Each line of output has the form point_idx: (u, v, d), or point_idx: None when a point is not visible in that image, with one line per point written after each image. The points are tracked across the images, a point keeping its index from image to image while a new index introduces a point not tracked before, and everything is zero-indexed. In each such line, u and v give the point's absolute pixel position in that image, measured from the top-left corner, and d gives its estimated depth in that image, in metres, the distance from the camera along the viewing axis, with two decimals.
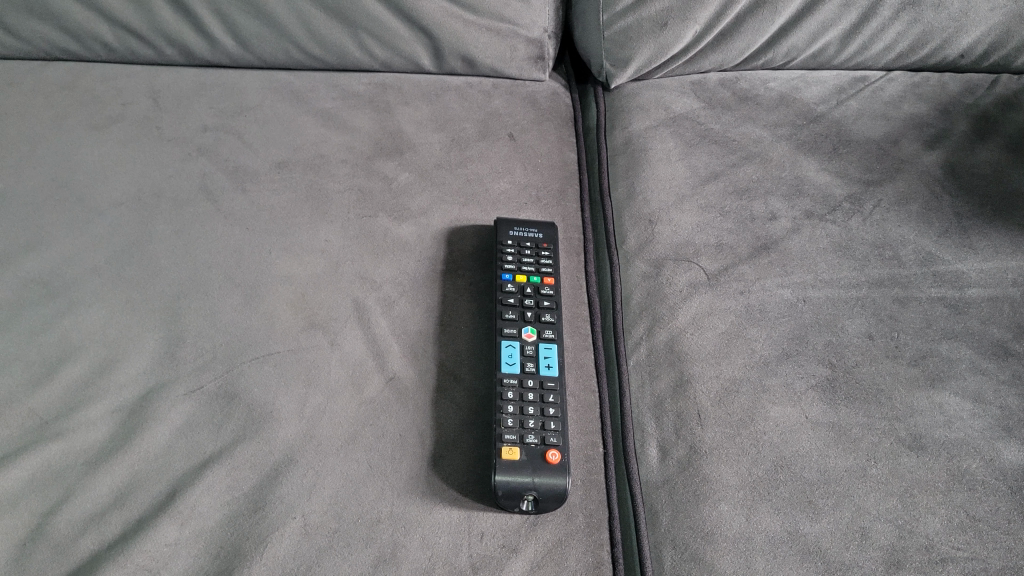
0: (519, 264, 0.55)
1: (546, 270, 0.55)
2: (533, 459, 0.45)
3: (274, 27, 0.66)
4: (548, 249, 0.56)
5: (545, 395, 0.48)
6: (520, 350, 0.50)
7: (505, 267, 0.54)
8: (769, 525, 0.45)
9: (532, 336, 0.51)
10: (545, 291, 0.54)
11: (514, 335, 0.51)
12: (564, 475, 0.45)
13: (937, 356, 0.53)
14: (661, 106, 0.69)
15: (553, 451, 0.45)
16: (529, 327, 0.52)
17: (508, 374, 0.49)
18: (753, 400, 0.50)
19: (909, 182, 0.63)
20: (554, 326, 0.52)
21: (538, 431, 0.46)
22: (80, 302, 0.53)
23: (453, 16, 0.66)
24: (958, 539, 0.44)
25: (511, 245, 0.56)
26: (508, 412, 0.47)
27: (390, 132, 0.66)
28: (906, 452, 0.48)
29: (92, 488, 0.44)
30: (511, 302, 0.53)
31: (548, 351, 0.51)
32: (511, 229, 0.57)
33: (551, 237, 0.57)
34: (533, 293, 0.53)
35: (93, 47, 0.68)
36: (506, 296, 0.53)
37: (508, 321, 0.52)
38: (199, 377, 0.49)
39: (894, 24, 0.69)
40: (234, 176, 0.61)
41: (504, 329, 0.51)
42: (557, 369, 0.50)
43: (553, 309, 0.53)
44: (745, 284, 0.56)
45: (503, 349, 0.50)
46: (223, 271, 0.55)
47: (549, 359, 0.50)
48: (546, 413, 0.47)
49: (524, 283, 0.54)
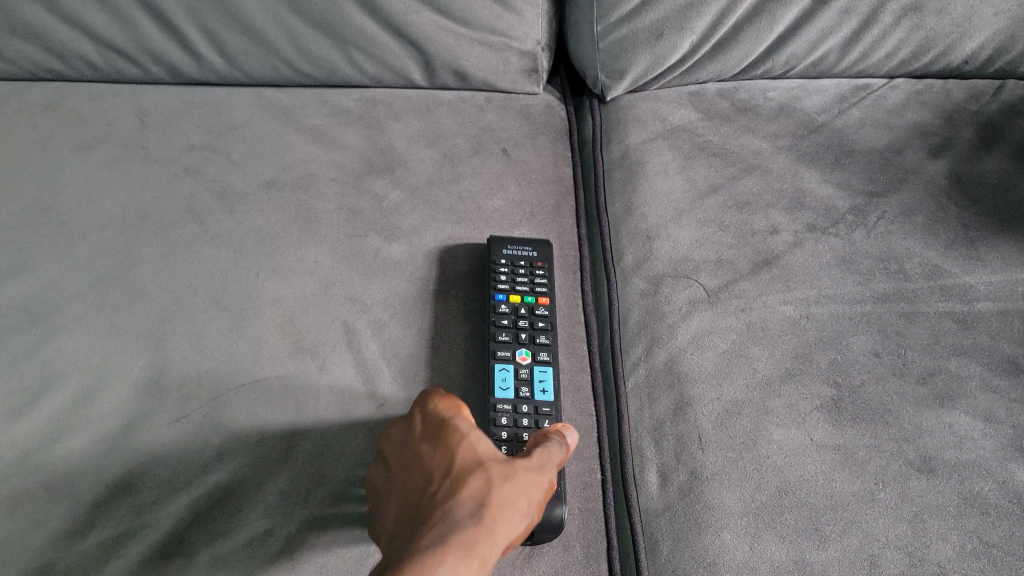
0: (513, 283, 0.53)
1: (540, 289, 0.54)
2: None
3: (261, 43, 0.65)
4: (543, 267, 0.55)
5: (540, 420, 0.47)
6: (513, 374, 0.49)
7: (496, 287, 0.53)
8: (775, 554, 0.43)
9: (526, 359, 0.49)
10: (539, 311, 0.52)
11: (507, 359, 0.49)
12: (560, 504, 0.43)
13: (945, 374, 0.51)
14: (658, 118, 0.67)
15: None
16: (523, 349, 0.50)
17: (501, 400, 0.47)
18: (755, 422, 0.48)
19: (914, 193, 0.62)
20: (548, 348, 0.51)
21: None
22: (62, 329, 0.51)
23: (444, 29, 0.64)
24: (971, 567, 0.43)
25: (504, 264, 0.54)
26: (502, 439, 0.45)
27: (381, 149, 0.65)
28: (915, 475, 0.46)
29: (71, 523, 0.43)
30: (503, 324, 0.51)
31: (543, 373, 0.49)
32: (504, 248, 0.56)
33: (545, 255, 0.56)
34: (528, 315, 0.52)
35: (78, 66, 0.67)
36: (498, 318, 0.52)
37: (502, 344, 0.50)
38: (183, 406, 0.48)
39: (896, 31, 0.67)
40: (222, 197, 0.60)
41: (497, 353, 0.50)
42: (552, 393, 0.48)
43: (548, 330, 0.51)
44: (746, 300, 0.55)
45: (496, 372, 0.48)
46: (209, 295, 0.54)
47: (544, 383, 0.49)
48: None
49: (518, 304, 0.53)
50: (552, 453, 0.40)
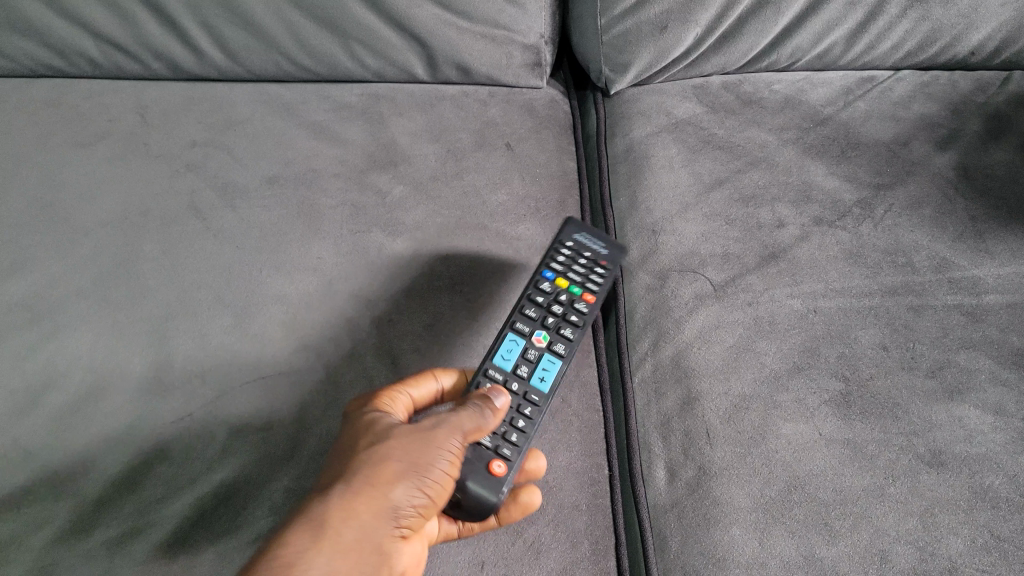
0: (567, 268, 0.53)
1: (590, 284, 0.52)
2: (475, 458, 0.45)
3: (262, 38, 0.64)
4: (603, 270, 0.53)
5: (522, 404, 0.47)
6: (521, 350, 0.49)
7: (550, 264, 0.52)
8: (784, 550, 0.43)
9: (539, 342, 0.49)
10: (578, 305, 0.51)
11: (523, 334, 0.49)
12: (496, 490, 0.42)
13: (954, 367, 0.51)
14: (662, 112, 0.67)
15: (501, 463, 0.44)
16: (542, 331, 0.50)
17: (495, 368, 0.48)
18: (764, 417, 0.48)
19: (921, 185, 0.61)
20: (569, 343, 0.50)
21: (496, 441, 0.45)
22: (64, 326, 0.51)
23: (447, 23, 0.64)
24: (982, 562, 0.42)
25: (568, 249, 0.54)
26: None
27: (384, 144, 0.64)
28: (925, 469, 0.46)
29: (75, 523, 0.43)
30: (537, 299, 0.51)
31: (550, 363, 0.49)
32: (577, 234, 0.54)
33: (613, 259, 0.54)
34: (566, 303, 0.51)
35: (78, 62, 0.67)
36: (537, 291, 0.51)
37: (525, 318, 0.50)
38: (187, 403, 0.48)
39: (902, 22, 0.67)
40: (224, 193, 0.59)
41: (516, 323, 0.49)
42: (547, 385, 0.48)
43: (577, 326, 0.50)
44: (753, 294, 0.54)
45: (506, 341, 0.49)
46: (212, 292, 0.53)
47: (546, 373, 0.48)
48: (513, 423, 0.46)
49: (562, 288, 0.52)
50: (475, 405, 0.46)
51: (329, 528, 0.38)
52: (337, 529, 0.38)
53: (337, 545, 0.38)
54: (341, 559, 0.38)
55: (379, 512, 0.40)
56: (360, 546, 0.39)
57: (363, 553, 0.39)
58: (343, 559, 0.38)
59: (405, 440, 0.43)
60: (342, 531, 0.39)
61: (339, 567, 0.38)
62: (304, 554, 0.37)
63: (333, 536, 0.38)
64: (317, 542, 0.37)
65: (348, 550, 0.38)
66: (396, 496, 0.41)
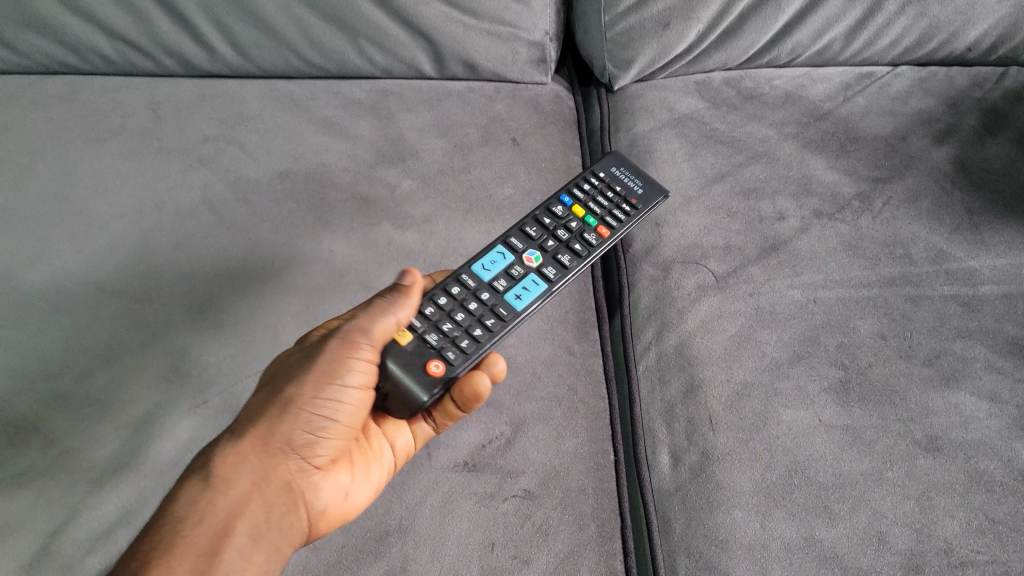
0: (589, 199, 0.55)
1: (608, 218, 0.54)
2: (415, 357, 0.46)
3: (273, 35, 0.66)
4: (631, 206, 0.55)
5: (485, 315, 0.49)
6: (506, 265, 0.51)
7: (572, 191, 0.55)
8: (785, 532, 0.44)
9: (529, 261, 0.51)
10: (586, 235, 0.53)
11: (515, 250, 0.52)
12: (424, 388, 0.44)
13: (951, 355, 0.52)
14: (665, 107, 0.68)
15: (438, 364, 0.45)
16: (535, 253, 0.52)
17: (473, 275, 0.50)
18: (765, 404, 0.49)
19: (918, 179, 0.62)
20: (560, 270, 0.51)
21: (444, 342, 0.47)
22: (82, 316, 0.52)
23: (454, 20, 0.65)
24: (976, 543, 0.44)
25: (598, 183, 0.56)
26: (437, 304, 0.49)
27: (392, 139, 0.65)
28: (922, 454, 0.47)
29: (99, 506, 0.45)
30: (545, 220, 0.53)
31: (530, 284, 0.50)
32: (612, 170, 0.57)
33: (646, 199, 0.55)
34: (574, 230, 0.53)
35: (91, 59, 0.68)
36: (549, 214, 0.54)
37: (523, 237, 0.53)
38: (204, 392, 0.50)
39: (900, 19, 0.68)
40: (236, 187, 0.61)
41: (511, 239, 0.52)
42: (521, 304, 0.49)
43: (576, 255, 0.52)
44: (754, 285, 0.55)
45: (493, 252, 0.51)
46: (226, 283, 0.55)
47: (524, 292, 0.50)
48: (470, 330, 0.48)
49: (575, 216, 0.54)
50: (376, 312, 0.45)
51: (222, 479, 0.40)
52: (233, 479, 0.41)
53: (235, 494, 0.41)
54: (244, 507, 0.41)
55: (278, 447, 0.43)
56: (261, 486, 0.42)
57: (267, 491, 0.42)
58: (246, 507, 0.41)
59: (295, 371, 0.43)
60: (240, 477, 0.41)
61: (241, 514, 0.40)
62: (202, 508, 0.39)
63: (230, 483, 0.41)
64: (211, 496, 0.40)
65: (249, 497, 0.41)
66: (292, 429, 0.43)
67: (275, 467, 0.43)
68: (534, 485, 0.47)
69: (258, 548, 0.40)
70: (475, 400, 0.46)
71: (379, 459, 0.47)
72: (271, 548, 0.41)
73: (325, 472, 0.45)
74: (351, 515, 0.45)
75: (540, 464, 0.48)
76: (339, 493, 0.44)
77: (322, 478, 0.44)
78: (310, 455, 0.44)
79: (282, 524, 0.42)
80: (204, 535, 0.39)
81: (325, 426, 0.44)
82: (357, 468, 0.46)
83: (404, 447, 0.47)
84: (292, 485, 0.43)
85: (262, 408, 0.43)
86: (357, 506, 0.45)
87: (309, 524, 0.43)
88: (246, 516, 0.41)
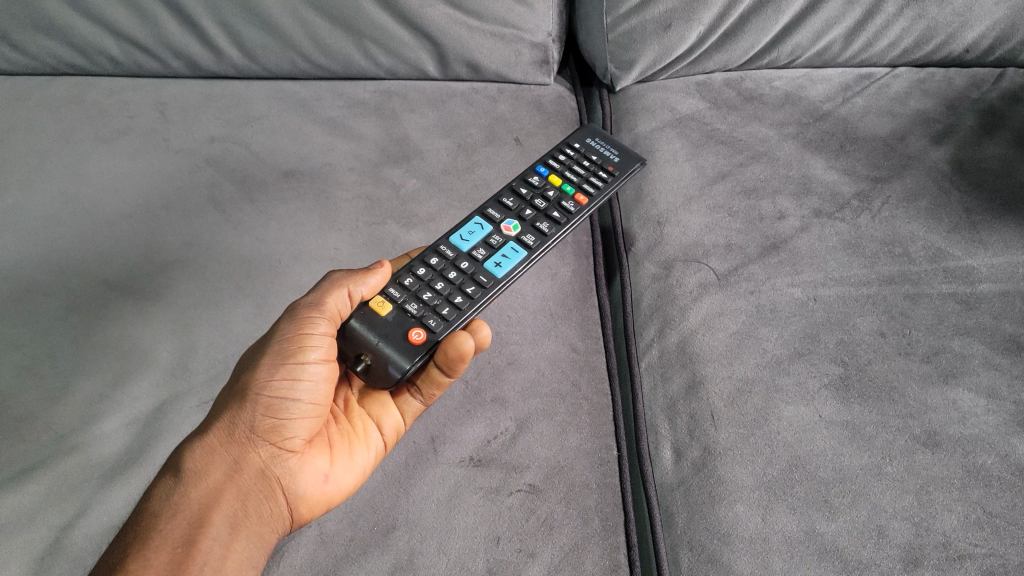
0: (565, 168, 0.58)
1: (584, 185, 0.57)
2: (395, 327, 0.48)
3: (279, 37, 0.66)
4: (607, 173, 0.58)
5: (465, 283, 0.51)
6: (485, 235, 0.54)
7: (548, 161, 0.58)
8: (786, 525, 0.45)
9: (509, 231, 0.54)
10: (565, 203, 0.56)
11: (493, 221, 0.54)
12: (407, 353, 0.47)
13: (949, 352, 0.53)
14: (666, 107, 0.69)
15: (420, 332, 0.48)
16: (514, 223, 0.54)
17: (452, 246, 0.53)
18: (765, 400, 0.50)
19: (917, 179, 0.63)
20: (540, 237, 0.54)
21: (425, 311, 0.49)
22: (91, 313, 0.53)
23: (458, 22, 0.66)
24: (975, 536, 0.44)
25: (573, 154, 0.60)
26: (418, 273, 0.51)
27: (396, 139, 0.66)
28: (921, 449, 0.48)
29: (109, 500, 0.45)
30: (522, 191, 0.56)
31: (511, 252, 0.53)
32: (586, 142, 0.61)
33: (620, 166, 0.59)
34: (553, 198, 0.56)
35: (99, 61, 0.69)
36: (526, 184, 0.57)
37: (502, 208, 0.55)
38: (211, 387, 0.50)
39: (898, 20, 0.69)
40: (243, 187, 0.61)
41: (490, 211, 0.55)
42: (502, 270, 0.52)
43: (557, 222, 0.55)
44: (755, 283, 0.56)
45: (473, 224, 0.54)
46: (234, 281, 0.55)
47: (504, 260, 0.52)
48: (450, 298, 0.50)
49: (553, 185, 0.57)
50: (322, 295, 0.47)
51: (193, 472, 0.43)
52: (204, 471, 0.44)
53: (208, 485, 0.44)
54: (218, 498, 0.44)
55: (245, 438, 0.45)
56: (233, 476, 0.45)
57: (241, 480, 0.45)
58: (221, 498, 0.44)
59: (254, 363, 0.46)
60: (211, 470, 0.44)
61: (216, 505, 0.43)
62: (175, 501, 0.42)
63: (202, 475, 0.43)
64: (183, 490, 0.43)
65: (222, 487, 0.44)
66: (257, 418, 0.45)
67: (245, 457, 0.45)
68: (539, 479, 0.47)
69: (237, 535, 0.43)
70: (461, 361, 0.46)
71: (365, 439, 0.48)
72: (250, 533, 0.43)
73: (304, 457, 0.47)
74: (336, 497, 0.46)
75: (545, 460, 0.48)
76: (319, 476, 0.46)
77: (299, 463, 0.46)
78: (283, 443, 0.46)
79: (260, 510, 0.44)
80: (181, 526, 0.41)
81: (290, 409, 0.46)
82: (338, 452, 0.48)
83: (389, 426, 0.49)
84: (266, 472, 0.45)
85: (227, 403, 0.46)
86: (340, 488, 0.46)
87: (289, 508, 0.45)
88: (221, 506, 0.43)
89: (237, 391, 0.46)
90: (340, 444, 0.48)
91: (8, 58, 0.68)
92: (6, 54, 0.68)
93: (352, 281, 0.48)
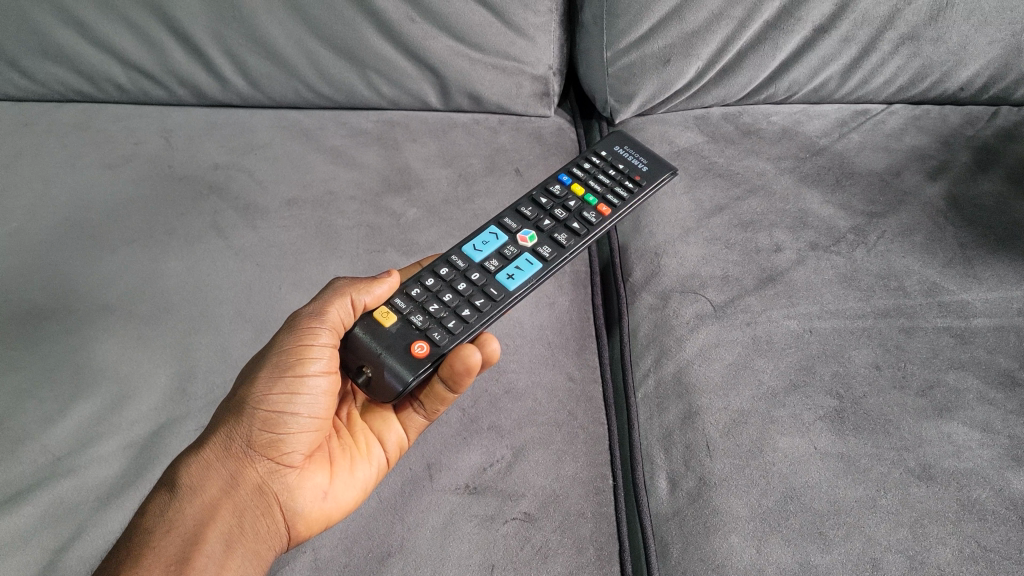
0: (592, 177, 0.59)
1: (608, 196, 0.57)
2: (398, 339, 0.49)
3: (283, 67, 0.67)
4: (634, 180, 0.59)
5: (474, 295, 0.52)
6: (499, 245, 0.54)
7: (572, 171, 0.59)
8: (781, 557, 0.45)
9: (524, 241, 0.55)
10: (586, 213, 0.56)
11: (509, 231, 0.55)
12: (411, 368, 0.47)
13: (944, 386, 0.53)
14: (665, 141, 0.70)
15: (423, 345, 0.48)
16: (530, 234, 0.55)
17: (465, 255, 0.54)
18: (762, 431, 0.50)
19: (912, 215, 0.64)
20: (554, 250, 0.54)
21: (431, 323, 0.50)
22: (90, 336, 0.53)
23: (460, 54, 0.67)
24: (969, 570, 0.44)
25: (603, 162, 0.60)
26: (429, 283, 0.52)
27: (398, 168, 0.67)
28: (915, 482, 0.48)
29: (103, 524, 0.45)
30: (542, 201, 0.57)
31: (524, 263, 0.53)
32: (617, 150, 0.61)
33: (648, 173, 0.59)
34: (575, 209, 0.57)
35: (106, 88, 0.70)
36: (547, 194, 0.58)
37: (520, 219, 0.56)
38: (209, 412, 0.50)
39: (894, 58, 0.70)
40: (245, 213, 0.62)
41: (507, 221, 0.56)
42: (514, 283, 0.52)
43: (574, 233, 0.55)
44: (751, 315, 0.57)
45: (488, 234, 0.55)
46: (234, 307, 0.56)
47: (516, 272, 0.53)
48: (458, 310, 0.51)
49: (578, 195, 0.58)
50: (324, 307, 0.48)
51: (188, 488, 0.44)
52: (200, 488, 0.44)
53: (203, 501, 0.44)
54: (215, 514, 0.44)
55: (241, 453, 0.46)
56: (230, 491, 0.45)
57: (238, 495, 0.45)
58: (218, 514, 0.44)
59: (253, 375, 0.46)
60: (207, 485, 0.44)
61: (212, 521, 0.44)
62: (170, 517, 0.43)
63: (198, 491, 0.44)
64: (178, 504, 0.43)
65: (219, 503, 0.44)
66: (254, 432, 0.46)
67: (243, 472, 0.46)
68: (533, 508, 0.48)
69: (232, 552, 0.43)
70: (467, 375, 0.46)
71: (367, 455, 0.49)
72: (246, 551, 0.43)
73: (303, 473, 0.47)
74: (335, 515, 0.47)
75: (540, 488, 0.49)
76: (319, 493, 0.47)
77: (298, 479, 0.47)
78: (282, 458, 0.46)
79: (257, 526, 0.45)
80: (174, 543, 0.42)
81: (289, 424, 0.46)
82: (339, 468, 0.48)
83: (392, 442, 0.50)
84: (264, 488, 0.46)
85: (226, 416, 0.46)
86: (339, 506, 0.47)
87: (287, 525, 0.45)
88: (217, 522, 0.44)
89: (235, 405, 0.46)
90: (341, 460, 0.49)
91: (17, 85, 0.70)
92: (15, 80, 0.69)
93: (354, 290, 0.49)
